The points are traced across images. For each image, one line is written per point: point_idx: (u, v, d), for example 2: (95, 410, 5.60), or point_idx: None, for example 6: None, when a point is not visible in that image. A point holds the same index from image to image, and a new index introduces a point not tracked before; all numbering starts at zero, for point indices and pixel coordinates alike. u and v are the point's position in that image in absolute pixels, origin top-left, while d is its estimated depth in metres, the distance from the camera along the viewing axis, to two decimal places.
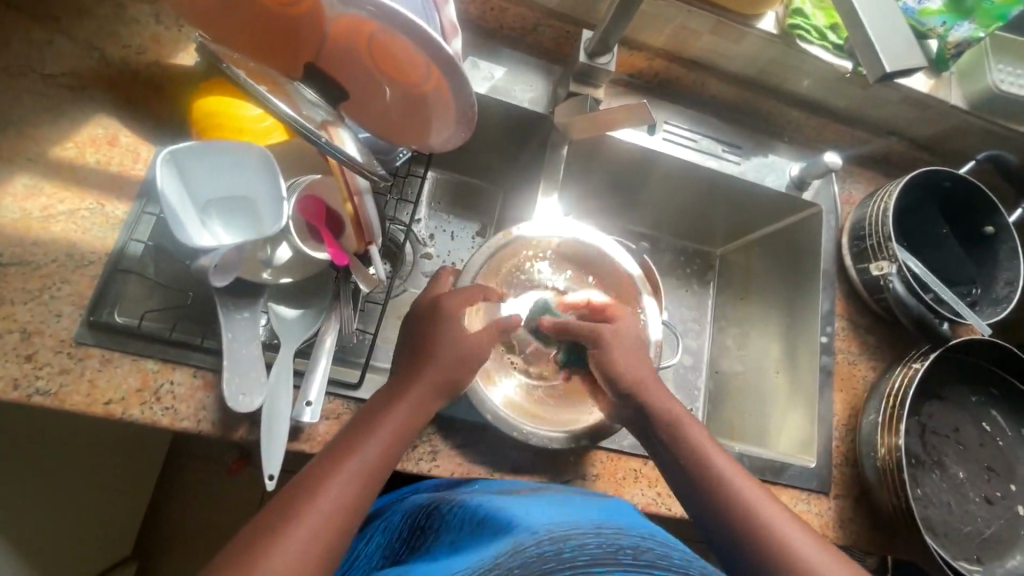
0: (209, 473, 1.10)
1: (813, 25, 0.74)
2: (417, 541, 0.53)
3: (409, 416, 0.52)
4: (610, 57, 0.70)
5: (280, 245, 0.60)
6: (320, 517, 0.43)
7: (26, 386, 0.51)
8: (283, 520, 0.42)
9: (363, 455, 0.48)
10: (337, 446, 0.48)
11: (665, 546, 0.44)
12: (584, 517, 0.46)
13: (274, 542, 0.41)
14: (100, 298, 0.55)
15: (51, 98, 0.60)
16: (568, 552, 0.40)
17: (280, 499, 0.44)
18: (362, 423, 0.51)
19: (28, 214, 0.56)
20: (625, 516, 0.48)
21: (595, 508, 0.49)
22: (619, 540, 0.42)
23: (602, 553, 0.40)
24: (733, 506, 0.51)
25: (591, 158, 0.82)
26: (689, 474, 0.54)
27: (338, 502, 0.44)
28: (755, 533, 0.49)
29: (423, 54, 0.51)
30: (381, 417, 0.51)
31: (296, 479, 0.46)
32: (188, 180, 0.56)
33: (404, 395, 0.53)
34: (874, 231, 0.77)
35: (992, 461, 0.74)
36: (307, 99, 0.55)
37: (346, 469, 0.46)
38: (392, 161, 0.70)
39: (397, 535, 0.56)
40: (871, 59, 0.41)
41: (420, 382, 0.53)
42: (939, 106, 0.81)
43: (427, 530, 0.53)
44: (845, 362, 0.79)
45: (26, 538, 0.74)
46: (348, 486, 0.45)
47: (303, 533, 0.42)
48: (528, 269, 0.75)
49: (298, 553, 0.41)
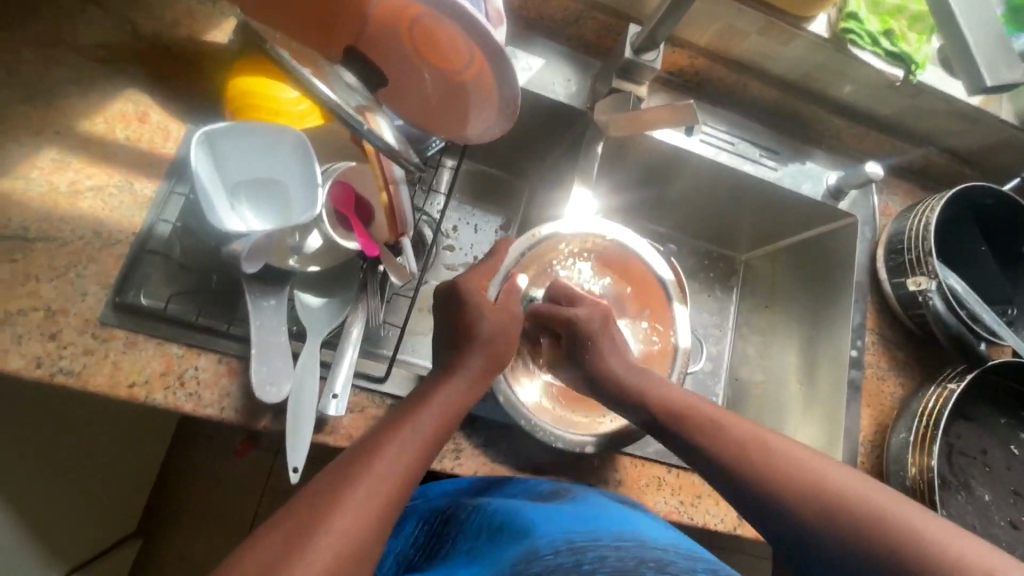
0: (215, 454, 1.09)
1: (866, 29, 0.71)
2: (434, 547, 0.54)
3: (451, 404, 0.52)
4: (656, 54, 0.68)
5: (310, 233, 0.58)
6: (368, 500, 0.41)
7: (49, 365, 0.50)
8: (330, 498, 0.40)
9: (407, 438, 0.47)
10: (379, 429, 0.47)
11: (688, 558, 0.44)
12: (605, 529, 0.46)
13: (322, 521, 0.39)
14: (126, 278, 0.54)
15: (81, 70, 0.58)
16: (588, 563, 0.42)
17: (323, 478, 0.42)
18: (400, 413, 0.49)
19: (55, 188, 0.54)
20: (644, 528, 0.48)
21: (613, 516, 0.50)
22: (640, 554, 0.43)
23: (625, 566, 0.41)
24: (759, 474, 0.46)
25: (621, 156, 0.79)
26: (705, 440, 0.51)
27: (386, 485, 0.43)
28: (787, 498, 0.44)
29: (470, 43, 0.50)
30: (416, 406, 0.50)
31: (338, 460, 0.44)
32: (220, 160, 0.54)
33: (440, 388, 0.52)
34: (913, 245, 0.75)
35: (1018, 485, 0.73)
36: (345, 83, 0.53)
37: (391, 449, 0.45)
38: (426, 150, 0.69)
39: (413, 541, 0.57)
40: (975, 75, 0.46)
41: (460, 375, 0.53)
42: (989, 120, 0.79)
43: (444, 535, 0.54)
44: (874, 378, 0.77)
45: (38, 512, 0.73)
46: (394, 470, 0.44)
47: (350, 512, 0.40)
48: (566, 266, 0.74)
49: (347, 532, 0.39)
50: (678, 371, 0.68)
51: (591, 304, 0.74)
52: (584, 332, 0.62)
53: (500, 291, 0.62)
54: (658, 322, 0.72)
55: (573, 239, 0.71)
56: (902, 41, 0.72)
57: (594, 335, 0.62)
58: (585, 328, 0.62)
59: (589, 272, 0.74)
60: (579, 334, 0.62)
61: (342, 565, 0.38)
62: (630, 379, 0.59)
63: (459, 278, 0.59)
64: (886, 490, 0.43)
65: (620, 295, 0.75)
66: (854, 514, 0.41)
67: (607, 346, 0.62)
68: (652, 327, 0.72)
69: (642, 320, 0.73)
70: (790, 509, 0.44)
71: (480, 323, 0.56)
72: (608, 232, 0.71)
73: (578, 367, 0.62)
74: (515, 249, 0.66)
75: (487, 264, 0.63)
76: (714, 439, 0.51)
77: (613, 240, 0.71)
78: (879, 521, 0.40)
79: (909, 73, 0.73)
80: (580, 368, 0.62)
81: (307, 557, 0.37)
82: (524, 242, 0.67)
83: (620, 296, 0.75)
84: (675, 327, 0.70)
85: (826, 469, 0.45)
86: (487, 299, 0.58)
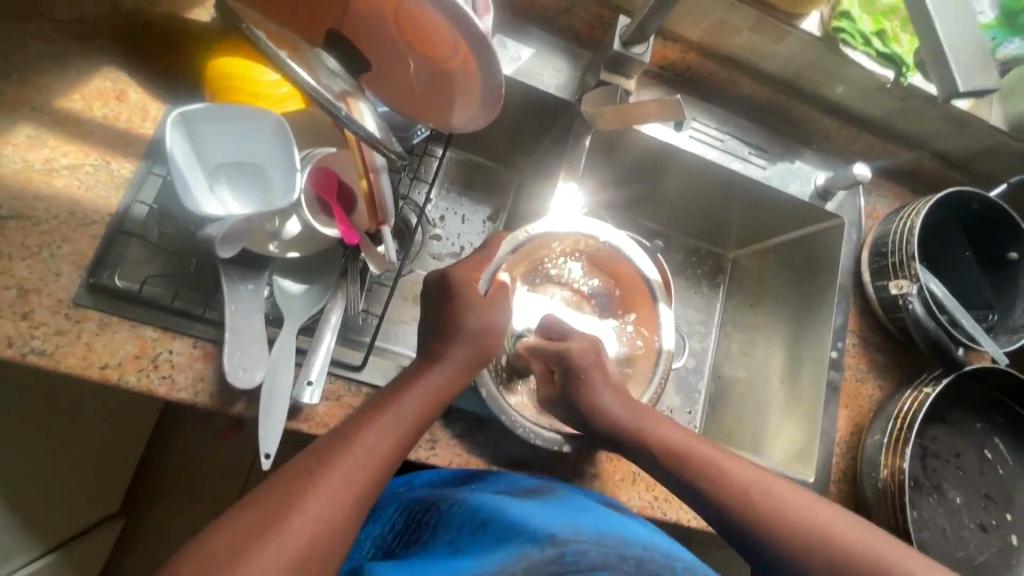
0: (199, 436, 1.09)
1: (859, 29, 0.71)
2: (413, 535, 0.54)
3: (432, 394, 0.51)
4: (645, 47, 0.67)
5: (289, 218, 0.57)
6: (342, 484, 0.41)
7: (21, 345, 0.49)
8: (305, 481, 0.40)
9: (388, 423, 0.46)
10: (364, 410, 0.47)
11: (668, 555, 0.47)
12: (591, 523, 0.49)
13: (297, 501, 0.39)
14: (101, 259, 0.53)
15: (58, 45, 0.57)
16: (571, 557, 0.44)
17: (304, 457, 0.42)
18: (381, 400, 0.49)
19: (29, 165, 0.53)
20: (628, 523, 0.51)
21: (600, 510, 0.52)
22: (622, 550, 0.46)
23: (604, 561, 0.44)
24: (737, 504, 0.49)
25: (610, 151, 0.78)
26: (706, 488, 0.50)
27: (364, 469, 0.43)
28: (766, 531, 0.47)
29: (455, 33, 0.49)
30: (398, 395, 0.50)
31: (319, 441, 0.44)
32: (197, 141, 0.53)
33: (423, 376, 0.52)
34: (897, 248, 0.75)
35: (989, 489, 0.74)
36: (327, 67, 0.52)
37: (372, 434, 0.45)
38: (410, 138, 0.68)
39: (391, 527, 0.56)
40: (948, 80, 0.47)
41: (444, 363, 0.54)
42: (978, 125, 0.79)
43: (423, 523, 0.54)
44: (853, 379, 0.78)
45: (21, 488, 0.73)
46: (373, 454, 0.44)
47: (324, 496, 0.40)
48: (557, 264, 0.75)
49: (321, 516, 0.39)
50: (661, 370, 0.67)
51: (579, 304, 0.76)
52: (575, 366, 0.60)
53: (491, 286, 0.61)
54: (644, 325, 0.72)
55: (565, 238, 0.70)
56: (894, 42, 0.72)
57: (581, 369, 0.60)
58: (575, 362, 0.60)
59: (579, 272, 0.76)
60: (569, 365, 0.60)
61: (312, 549, 0.38)
62: (625, 422, 0.57)
63: (450, 269, 0.58)
64: (862, 523, 0.47)
65: (608, 295, 0.75)
66: (824, 543, 0.45)
67: (599, 382, 0.60)
68: (637, 330, 0.72)
69: (629, 323, 0.74)
70: (766, 535, 0.47)
71: (461, 314, 0.55)
72: (603, 235, 0.70)
73: (566, 403, 0.61)
74: (506, 247, 0.65)
75: (478, 255, 0.61)
76: (701, 473, 0.51)
77: (606, 241, 0.70)
78: (870, 560, 0.44)
79: (900, 74, 0.73)
80: (568, 410, 0.60)
81: (280, 538, 0.37)
82: (510, 246, 0.65)
83: (609, 297, 0.75)
84: (659, 329, 0.69)
85: (829, 516, 0.47)
86: (479, 292, 0.57)
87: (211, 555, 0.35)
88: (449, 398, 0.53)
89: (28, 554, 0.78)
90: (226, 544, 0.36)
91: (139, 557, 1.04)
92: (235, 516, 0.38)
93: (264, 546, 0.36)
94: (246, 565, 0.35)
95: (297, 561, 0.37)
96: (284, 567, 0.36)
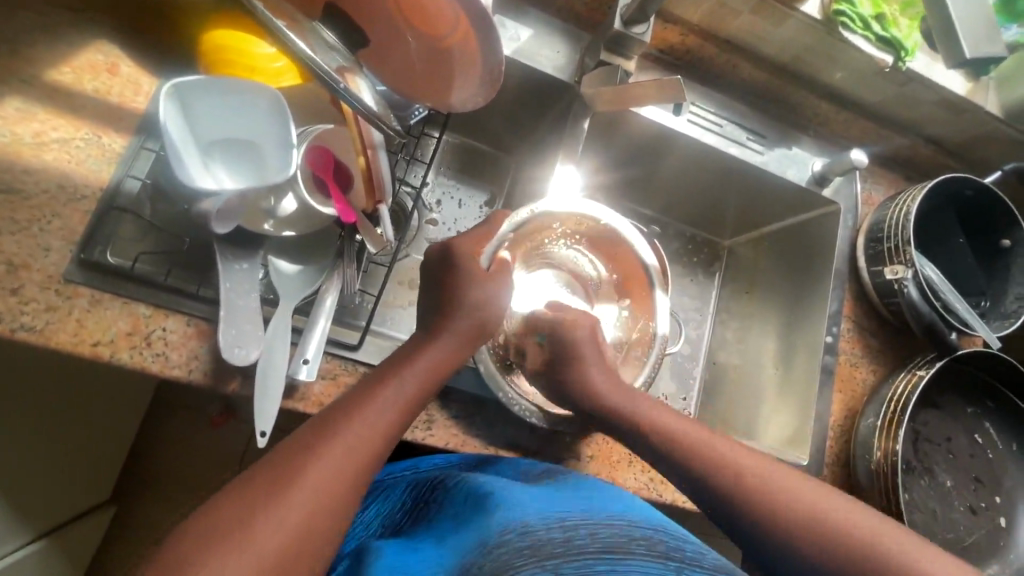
0: (190, 422, 1.08)
1: (858, 13, 0.71)
2: (420, 513, 0.54)
3: (430, 369, 0.51)
4: (646, 27, 0.66)
5: (285, 195, 0.57)
6: (342, 463, 0.40)
7: (10, 321, 0.48)
8: (305, 458, 0.39)
9: (387, 401, 0.46)
10: (362, 387, 0.46)
11: (677, 539, 0.46)
12: (600, 508, 0.48)
13: (300, 479, 0.38)
14: (92, 235, 0.52)
15: (47, 18, 0.56)
16: (579, 540, 0.43)
17: (308, 430, 0.42)
18: (377, 379, 0.48)
19: (18, 138, 0.52)
20: (634, 507, 0.50)
21: (600, 493, 0.51)
22: (629, 531, 0.45)
23: (618, 543, 0.43)
24: (726, 482, 0.48)
25: (608, 132, 0.77)
26: (686, 459, 0.52)
27: (364, 447, 0.42)
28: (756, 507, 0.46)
29: (454, 4, 0.49)
30: (402, 369, 0.49)
31: (319, 416, 0.43)
32: (188, 115, 0.52)
33: (422, 355, 0.51)
34: (893, 234, 0.75)
35: (979, 472, 0.75)
36: (324, 40, 0.50)
37: (371, 412, 0.44)
38: (408, 118, 0.66)
39: (401, 505, 0.58)
40: (956, 46, 0.53)
41: (446, 336, 0.53)
42: (975, 111, 0.80)
43: (430, 501, 0.54)
44: (847, 363, 0.78)
45: (17, 473, 0.73)
46: (374, 431, 0.43)
47: (327, 472, 0.39)
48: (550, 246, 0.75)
49: (321, 489, 0.38)
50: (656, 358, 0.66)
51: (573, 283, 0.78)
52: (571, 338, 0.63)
53: (494, 260, 0.60)
54: (642, 314, 0.71)
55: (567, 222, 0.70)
56: (893, 27, 0.73)
57: (575, 346, 0.62)
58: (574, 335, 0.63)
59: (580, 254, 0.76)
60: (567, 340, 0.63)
61: (315, 526, 0.37)
62: (617, 404, 0.58)
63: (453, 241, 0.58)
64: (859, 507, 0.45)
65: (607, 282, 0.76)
66: (814, 523, 0.44)
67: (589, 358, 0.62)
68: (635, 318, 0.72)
69: (626, 309, 0.74)
70: (752, 511, 0.46)
71: (463, 292, 0.55)
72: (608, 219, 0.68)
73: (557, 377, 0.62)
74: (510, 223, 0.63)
75: (482, 229, 0.61)
76: (691, 452, 0.52)
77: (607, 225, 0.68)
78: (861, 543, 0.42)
79: (899, 59, 0.74)
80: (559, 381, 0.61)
81: (284, 512, 0.36)
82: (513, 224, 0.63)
83: (608, 283, 0.76)
84: (655, 315, 0.68)
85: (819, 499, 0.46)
86: (482, 266, 0.57)
87: (217, 522, 0.35)
88: (449, 374, 0.53)
89: (20, 538, 0.77)
90: (231, 516, 0.35)
91: (128, 546, 1.02)
92: (240, 489, 0.37)
93: (268, 518, 0.36)
94: (252, 541, 0.35)
95: (299, 538, 0.36)
96: (289, 542, 0.36)
